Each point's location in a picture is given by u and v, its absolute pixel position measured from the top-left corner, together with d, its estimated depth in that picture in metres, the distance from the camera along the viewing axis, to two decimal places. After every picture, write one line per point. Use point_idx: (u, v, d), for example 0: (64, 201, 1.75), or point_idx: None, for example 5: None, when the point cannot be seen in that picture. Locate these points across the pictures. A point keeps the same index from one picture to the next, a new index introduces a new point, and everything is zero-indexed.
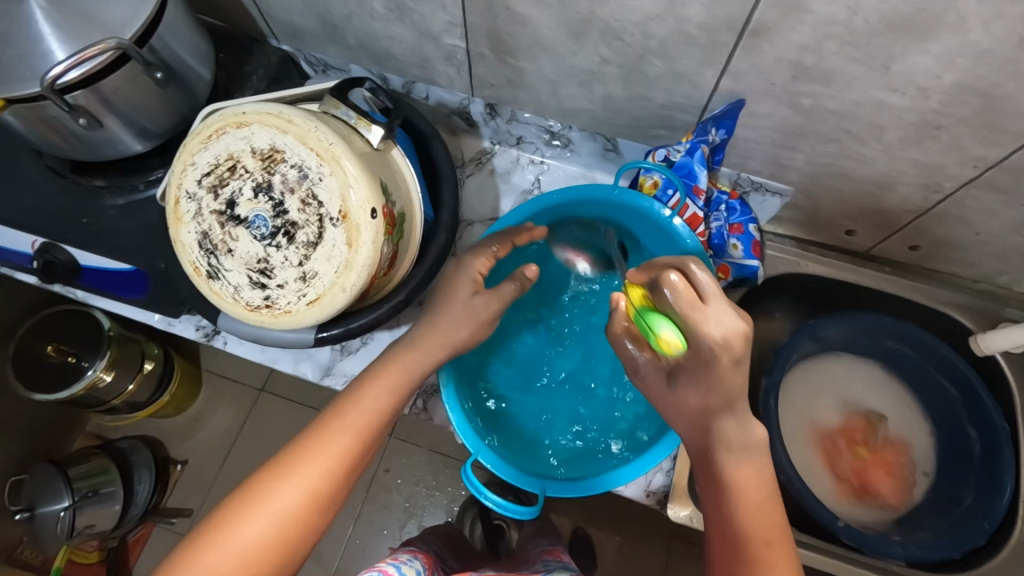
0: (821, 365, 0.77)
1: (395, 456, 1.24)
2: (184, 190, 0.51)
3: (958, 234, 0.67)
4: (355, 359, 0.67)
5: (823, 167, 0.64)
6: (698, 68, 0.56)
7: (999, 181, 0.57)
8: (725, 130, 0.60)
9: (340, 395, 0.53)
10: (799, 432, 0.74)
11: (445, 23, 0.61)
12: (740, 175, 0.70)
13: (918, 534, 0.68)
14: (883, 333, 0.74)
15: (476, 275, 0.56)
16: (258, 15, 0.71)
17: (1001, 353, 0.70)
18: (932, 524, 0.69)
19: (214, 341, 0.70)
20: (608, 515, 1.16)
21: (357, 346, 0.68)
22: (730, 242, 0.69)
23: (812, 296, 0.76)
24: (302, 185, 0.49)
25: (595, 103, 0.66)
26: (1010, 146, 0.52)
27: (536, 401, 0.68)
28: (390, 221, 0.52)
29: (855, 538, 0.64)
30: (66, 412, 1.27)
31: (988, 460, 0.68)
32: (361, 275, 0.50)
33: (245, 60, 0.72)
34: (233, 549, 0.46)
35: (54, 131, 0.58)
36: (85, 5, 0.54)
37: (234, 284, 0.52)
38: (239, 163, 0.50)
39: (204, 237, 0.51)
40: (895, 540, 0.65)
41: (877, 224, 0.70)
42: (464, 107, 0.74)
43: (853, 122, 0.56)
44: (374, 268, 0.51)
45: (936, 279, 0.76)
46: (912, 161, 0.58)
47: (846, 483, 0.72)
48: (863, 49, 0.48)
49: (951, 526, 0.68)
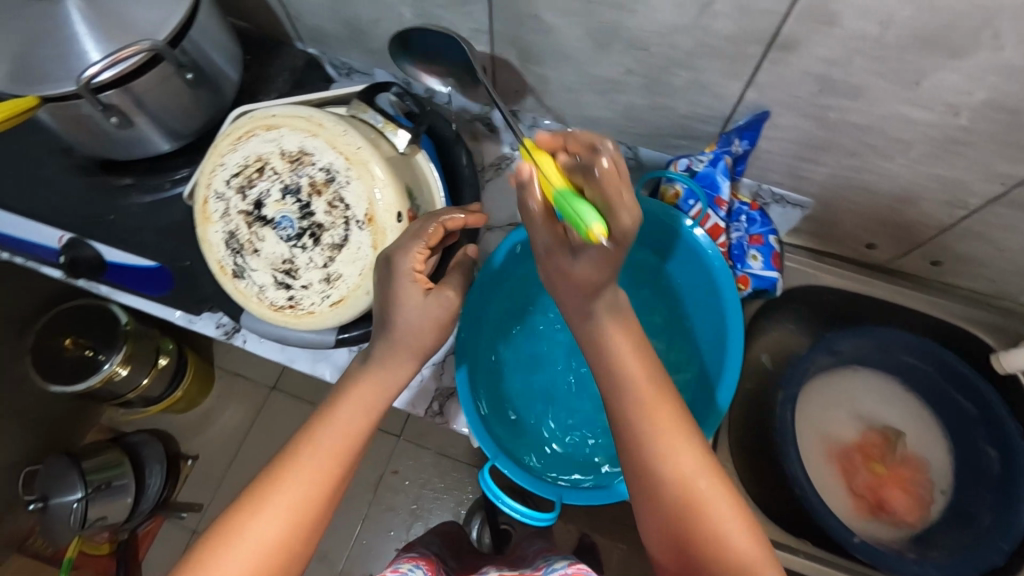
0: (838, 380, 0.76)
1: (403, 457, 1.25)
2: (212, 190, 0.52)
3: (980, 251, 0.66)
4: None
5: (845, 181, 0.64)
6: (723, 80, 0.56)
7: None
8: (748, 141, 0.60)
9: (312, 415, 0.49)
10: (814, 446, 0.74)
11: (470, 29, 0.61)
12: (760, 186, 0.70)
13: (934, 553, 0.68)
14: (899, 349, 0.73)
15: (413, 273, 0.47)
16: (285, 19, 0.72)
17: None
18: (949, 544, 0.67)
19: (234, 339, 0.70)
20: (614, 523, 1.15)
21: None
22: (749, 253, 0.69)
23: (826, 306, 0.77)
24: (328, 188, 0.49)
25: (617, 112, 0.66)
26: None
27: (539, 397, 0.68)
28: None
29: (870, 555, 0.62)
30: (81, 405, 1.28)
31: (1005, 477, 0.65)
32: None
33: (271, 62, 0.73)
34: None
35: (85, 130, 0.59)
36: (119, 7, 0.55)
37: (259, 284, 0.52)
38: (268, 165, 0.50)
39: (230, 237, 0.52)
40: (911, 560, 0.63)
41: (898, 239, 0.70)
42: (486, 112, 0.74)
43: (877, 137, 0.56)
44: None
45: (956, 296, 0.75)
46: (936, 177, 0.58)
47: (861, 500, 0.72)
48: (891, 64, 0.48)
49: (969, 547, 0.66)
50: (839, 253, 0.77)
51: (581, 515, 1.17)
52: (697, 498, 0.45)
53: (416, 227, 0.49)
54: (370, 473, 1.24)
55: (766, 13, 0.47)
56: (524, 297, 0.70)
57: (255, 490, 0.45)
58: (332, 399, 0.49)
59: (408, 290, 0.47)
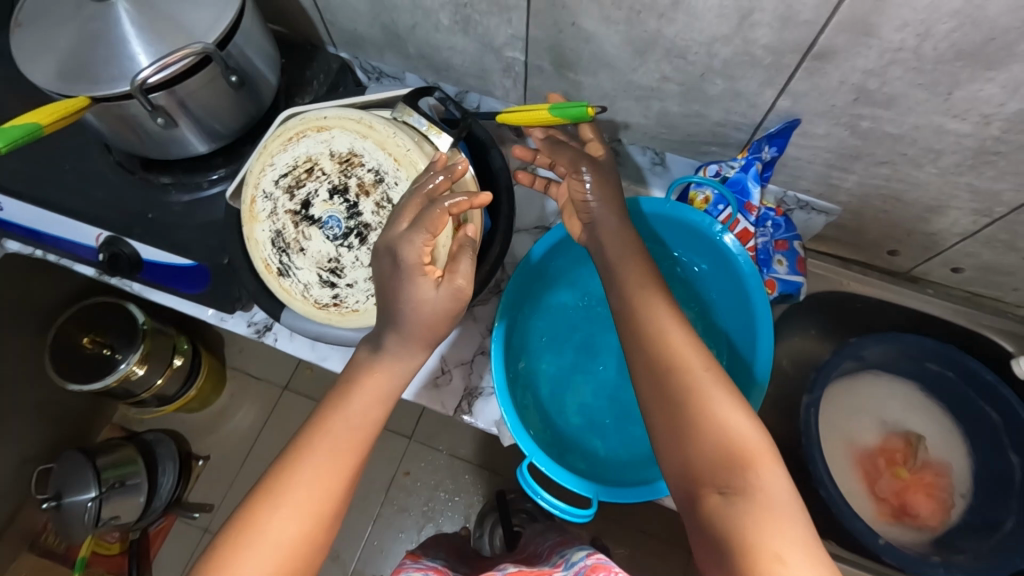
0: (860, 385, 0.77)
1: (416, 459, 1.25)
2: (261, 189, 0.53)
3: (1004, 259, 0.67)
4: None
5: (873, 188, 0.65)
6: (759, 88, 0.57)
7: None
8: (777, 148, 0.61)
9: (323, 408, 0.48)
10: (837, 451, 0.75)
11: (509, 36, 0.63)
12: (785, 193, 0.71)
13: (958, 557, 0.68)
14: (924, 356, 0.74)
15: (420, 261, 0.47)
16: (321, 23, 0.74)
17: None
18: (972, 548, 0.69)
19: (265, 338, 0.71)
20: (625, 527, 1.16)
21: None
22: (775, 258, 0.70)
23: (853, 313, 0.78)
24: (377, 189, 0.51)
25: (650, 119, 0.68)
26: None
27: (570, 397, 0.68)
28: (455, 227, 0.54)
29: (897, 557, 0.63)
30: (96, 402, 1.29)
31: None
32: None
33: (307, 66, 0.74)
34: None
35: (129, 129, 0.60)
36: (169, 10, 0.57)
37: (304, 282, 0.53)
38: (317, 166, 0.52)
39: (277, 235, 0.53)
40: (936, 561, 0.64)
41: (922, 246, 0.71)
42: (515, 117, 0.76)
43: (909, 145, 0.57)
44: None
45: (977, 304, 0.76)
46: (966, 186, 0.59)
47: (885, 503, 0.73)
48: (928, 75, 0.49)
49: (990, 550, 0.67)
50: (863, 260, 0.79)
51: (592, 519, 1.17)
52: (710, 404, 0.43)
53: (421, 213, 0.47)
54: (383, 474, 1.25)
55: (807, 24, 0.48)
56: (547, 300, 0.71)
57: (270, 486, 0.44)
58: (340, 388, 0.49)
59: (417, 284, 0.47)
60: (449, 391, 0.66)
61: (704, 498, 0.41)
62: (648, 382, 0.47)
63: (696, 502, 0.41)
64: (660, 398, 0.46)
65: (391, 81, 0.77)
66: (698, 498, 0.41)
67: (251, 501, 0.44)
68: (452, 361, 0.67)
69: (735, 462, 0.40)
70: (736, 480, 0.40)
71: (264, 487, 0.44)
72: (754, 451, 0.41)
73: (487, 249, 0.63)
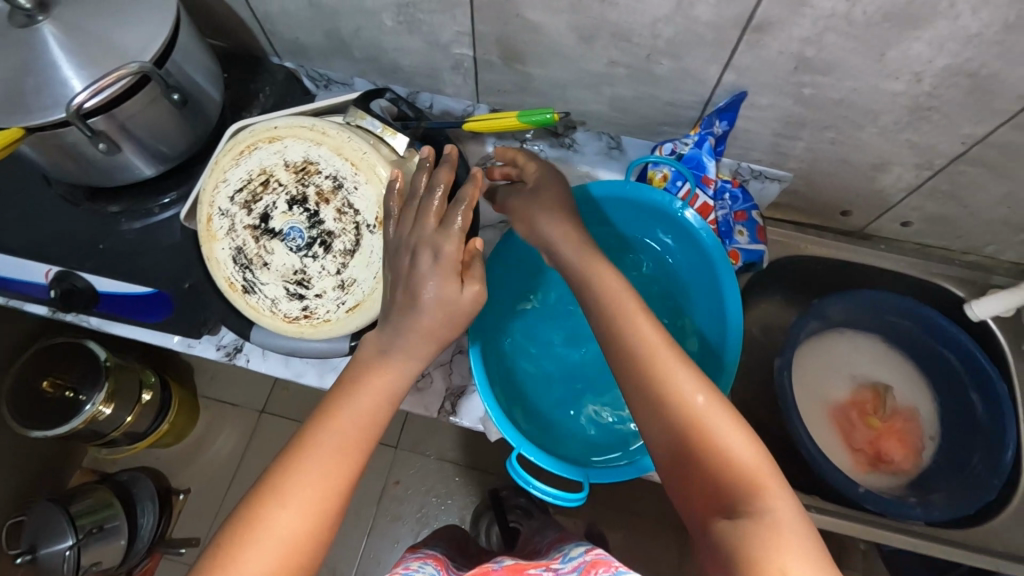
0: (825, 344, 0.80)
1: (404, 467, 1.24)
2: (217, 207, 0.51)
3: (948, 210, 0.71)
4: None
5: (821, 153, 0.67)
6: (704, 65, 0.58)
7: (986, 156, 0.61)
8: (728, 121, 0.63)
9: (326, 399, 0.46)
10: (814, 410, 0.77)
11: (455, 33, 0.62)
12: (739, 165, 0.73)
13: (932, 496, 0.72)
14: (884, 309, 0.77)
15: (452, 259, 0.45)
16: (261, 33, 0.72)
17: (993, 318, 0.75)
18: (944, 485, 0.72)
19: (237, 360, 0.69)
20: (617, 510, 1.17)
21: None
22: (736, 229, 0.72)
23: (813, 275, 0.81)
24: (337, 195, 0.50)
25: (603, 103, 0.69)
26: (996, 121, 0.56)
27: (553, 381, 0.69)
28: None
29: (878, 503, 0.65)
30: (63, 446, 1.23)
31: (990, 421, 0.71)
32: None
33: (252, 79, 0.72)
34: None
35: (71, 159, 0.58)
36: (100, 31, 0.54)
37: (271, 297, 0.52)
38: (273, 177, 0.51)
39: (238, 252, 0.51)
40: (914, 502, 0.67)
41: (872, 204, 0.74)
42: (470, 113, 0.76)
43: (850, 109, 0.59)
44: None
45: (928, 255, 0.80)
46: (906, 143, 0.62)
47: (861, 454, 0.75)
48: (861, 39, 0.51)
49: (960, 487, 0.71)
50: (819, 223, 0.81)
51: (585, 507, 1.18)
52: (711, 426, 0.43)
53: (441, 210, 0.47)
54: (374, 486, 1.23)
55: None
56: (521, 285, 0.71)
57: (267, 484, 0.42)
58: (343, 384, 0.47)
59: (445, 284, 0.45)
60: (429, 393, 0.65)
61: (713, 523, 0.40)
62: (640, 402, 0.46)
63: (704, 527, 0.41)
64: (656, 418, 0.45)
65: (341, 87, 0.76)
66: (707, 523, 0.41)
67: (247, 500, 0.42)
68: (434, 362, 0.67)
69: (743, 485, 0.40)
70: (748, 505, 0.39)
71: (262, 484, 0.42)
72: (755, 474, 0.41)
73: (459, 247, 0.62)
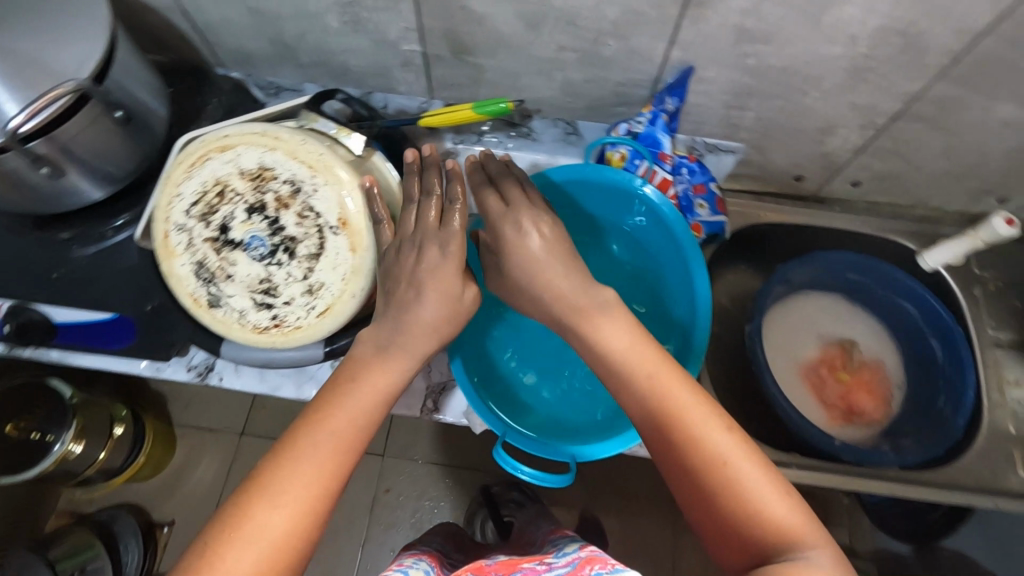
0: (793, 306, 0.82)
1: (393, 474, 1.23)
2: (173, 223, 0.50)
3: (893, 166, 0.74)
4: None
5: (770, 121, 0.69)
6: (651, 43, 0.59)
7: (924, 111, 0.63)
8: (678, 97, 0.65)
9: (317, 399, 0.45)
10: (786, 371, 0.79)
11: (402, 30, 0.62)
12: (694, 140, 0.75)
13: (904, 442, 0.75)
14: (844, 268, 0.80)
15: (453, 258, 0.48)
16: (204, 45, 0.70)
17: (944, 267, 0.79)
18: (914, 431, 0.76)
19: (209, 379, 0.67)
20: (610, 494, 1.19)
21: None
22: (696, 203, 0.73)
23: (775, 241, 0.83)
24: (296, 199, 0.49)
25: (555, 90, 0.69)
26: (930, 77, 0.59)
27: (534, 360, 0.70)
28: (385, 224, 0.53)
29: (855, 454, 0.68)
30: (34, 490, 1.19)
31: (951, 364, 0.74)
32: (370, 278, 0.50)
33: (198, 92, 0.71)
34: None
35: (13, 188, 0.56)
36: (31, 50, 0.52)
37: (238, 309, 0.51)
38: (228, 187, 0.50)
39: (199, 267, 0.50)
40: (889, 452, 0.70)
41: (823, 166, 0.76)
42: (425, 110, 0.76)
43: (794, 75, 0.61)
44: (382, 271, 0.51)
45: (878, 212, 0.83)
46: (849, 105, 0.64)
47: (834, 409, 0.78)
48: (798, 6, 0.53)
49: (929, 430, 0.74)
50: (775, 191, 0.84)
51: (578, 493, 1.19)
52: (739, 485, 0.42)
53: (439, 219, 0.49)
54: (364, 496, 1.22)
55: None
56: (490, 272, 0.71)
57: (256, 482, 0.41)
58: (341, 382, 0.46)
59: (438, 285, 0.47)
60: (409, 394, 0.65)
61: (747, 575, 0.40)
62: (664, 454, 0.45)
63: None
64: (681, 474, 0.44)
65: (291, 94, 0.75)
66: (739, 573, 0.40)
67: (236, 500, 0.40)
68: None
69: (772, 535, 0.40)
70: (781, 555, 0.39)
71: (254, 483, 0.41)
72: (784, 535, 0.40)
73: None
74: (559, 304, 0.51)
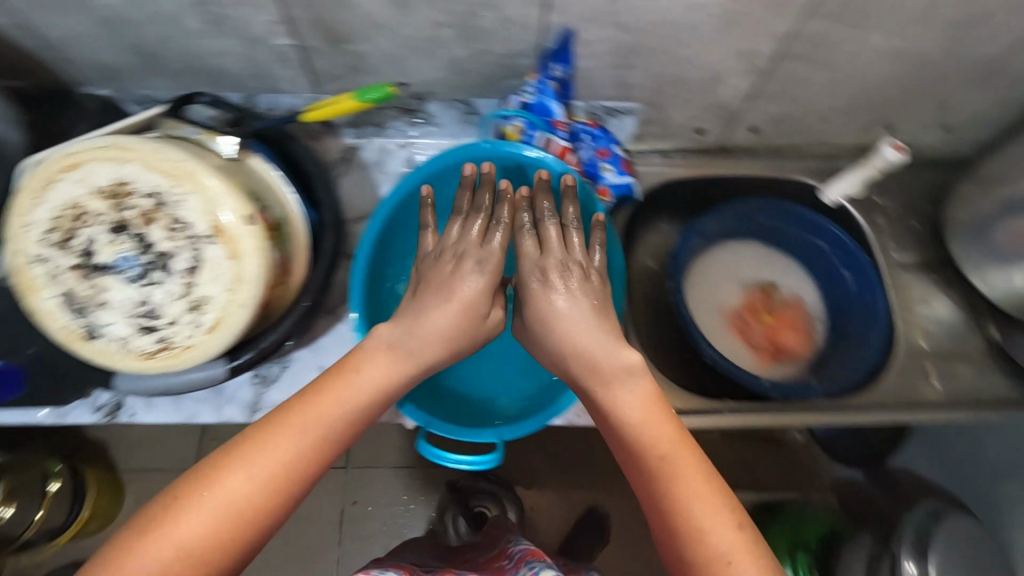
0: (711, 257, 0.83)
1: (360, 487, 1.17)
2: (32, 258, 0.47)
3: (786, 107, 0.75)
4: (279, 386, 0.65)
5: (659, 77, 0.70)
6: (523, 10, 0.58)
7: (801, 49, 0.65)
8: (563, 62, 0.64)
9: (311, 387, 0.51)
10: (711, 321, 0.81)
11: (267, 23, 0.59)
12: (592, 105, 0.75)
13: (831, 371, 0.78)
14: (753, 211, 0.81)
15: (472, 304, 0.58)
16: (63, 64, 0.66)
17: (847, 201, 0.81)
18: (839, 359, 0.78)
19: (118, 418, 0.63)
20: (579, 474, 1.18)
21: (277, 373, 0.66)
22: (601, 168, 0.74)
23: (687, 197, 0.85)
24: (161, 211, 0.46)
25: (442, 68, 0.67)
26: (797, 15, 0.60)
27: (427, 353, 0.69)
28: (270, 226, 0.50)
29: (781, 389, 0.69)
30: None
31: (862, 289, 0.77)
32: (255, 286, 0.47)
33: (60, 116, 0.66)
34: (177, 540, 0.41)
35: None
36: None
37: (120, 339, 0.48)
38: (85, 210, 0.46)
39: (69, 300, 0.47)
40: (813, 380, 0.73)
41: (721, 117, 0.77)
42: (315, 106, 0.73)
43: (668, 26, 0.61)
44: (267, 276, 0.48)
45: (782, 154, 0.85)
46: (729, 50, 0.65)
47: (762, 350, 0.80)
48: None
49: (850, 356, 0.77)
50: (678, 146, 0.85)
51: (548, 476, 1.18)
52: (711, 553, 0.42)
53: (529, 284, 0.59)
54: (332, 512, 1.16)
55: None
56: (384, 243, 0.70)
57: (235, 447, 0.46)
58: (345, 372, 0.51)
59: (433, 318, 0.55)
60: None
61: None
62: (650, 504, 0.46)
63: None
64: (657, 514, 0.46)
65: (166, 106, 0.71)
66: None
67: (222, 456, 0.45)
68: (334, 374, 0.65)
69: None
70: None
71: (232, 447, 0.46)
72: None
73: (321, 242, 0.58)
74: (575, 353, 0.54)
